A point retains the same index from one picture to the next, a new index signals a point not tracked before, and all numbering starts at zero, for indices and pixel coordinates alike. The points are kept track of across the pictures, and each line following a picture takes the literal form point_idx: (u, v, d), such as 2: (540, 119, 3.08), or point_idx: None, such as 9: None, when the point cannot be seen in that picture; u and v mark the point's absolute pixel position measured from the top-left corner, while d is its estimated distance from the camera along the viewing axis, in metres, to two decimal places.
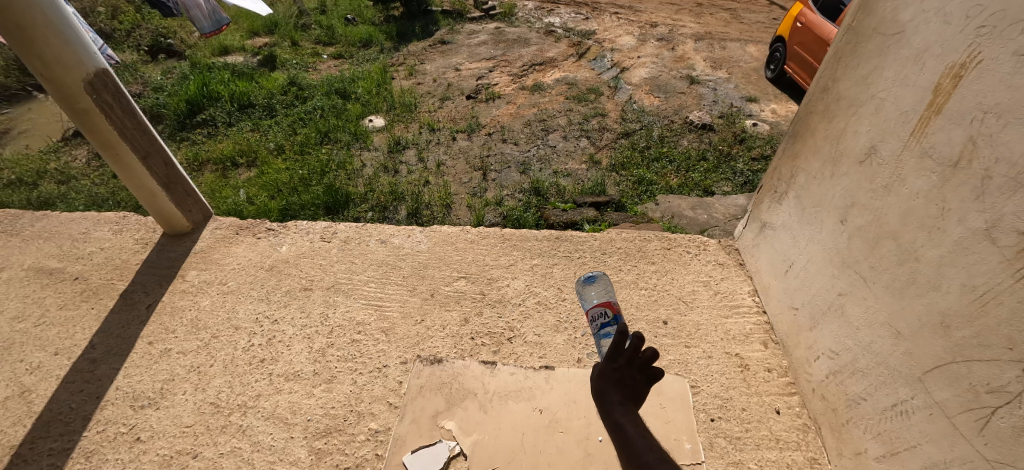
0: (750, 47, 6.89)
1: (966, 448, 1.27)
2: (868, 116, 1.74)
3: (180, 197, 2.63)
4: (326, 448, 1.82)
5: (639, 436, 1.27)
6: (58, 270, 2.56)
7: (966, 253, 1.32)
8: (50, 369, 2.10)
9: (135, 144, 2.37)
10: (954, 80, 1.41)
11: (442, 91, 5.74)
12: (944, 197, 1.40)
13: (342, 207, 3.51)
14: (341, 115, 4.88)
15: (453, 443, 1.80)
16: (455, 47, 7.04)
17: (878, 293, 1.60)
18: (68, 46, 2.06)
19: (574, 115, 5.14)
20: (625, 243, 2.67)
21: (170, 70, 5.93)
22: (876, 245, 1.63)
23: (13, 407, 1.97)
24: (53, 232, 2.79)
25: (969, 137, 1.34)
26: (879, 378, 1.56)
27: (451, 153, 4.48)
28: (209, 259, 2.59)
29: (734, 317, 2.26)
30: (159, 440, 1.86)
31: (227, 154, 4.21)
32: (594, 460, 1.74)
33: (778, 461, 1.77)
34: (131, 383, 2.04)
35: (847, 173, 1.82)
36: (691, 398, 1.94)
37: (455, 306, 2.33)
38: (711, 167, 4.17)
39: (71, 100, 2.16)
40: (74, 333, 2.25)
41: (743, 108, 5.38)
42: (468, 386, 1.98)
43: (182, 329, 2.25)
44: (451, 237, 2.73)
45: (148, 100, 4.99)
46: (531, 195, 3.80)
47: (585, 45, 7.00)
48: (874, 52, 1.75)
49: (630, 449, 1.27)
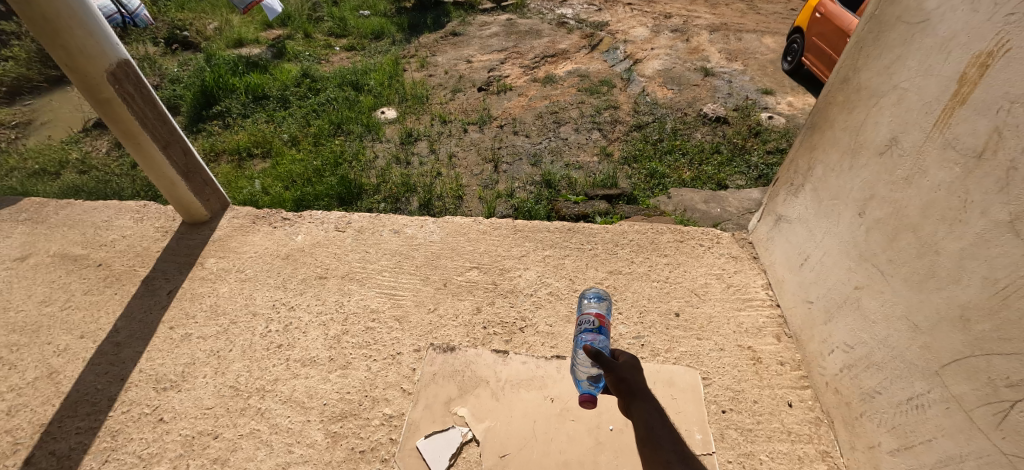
0: (767, 38, 6.78)
1: (983, 442, 1.26)
2: (889, 107, 1.72)
3: (199, 186, 2.68)
4: (342, 431, 1.86)
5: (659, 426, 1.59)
6: (82, 256, 2.63)
7: (988, 246, 1.30)
8: (76, 351, 2.17)
9: (155, 134, 2.42)
10: (980, 70, 1.38)
11: (454, 83, 5.74)
12: (968, 189, 1.38)
13: (355, 198, 3.55)
14: (354, 107, 4.91)
15: (465, 429, 1.84)
16: (467, 39, 7.02)
17: (896, 287, 1.59)
18: (92, 37, 2.10)
19: (586, 107, 5.11)
20: (638, 236, 2.67)
21: (186, 61, 6.00)
22: (895, 237, 1.62)
23: (42, 387, 2.04)
24: (77, 220, 2.86)
25: (995, 128, 1.31)
26: (895, 372, 1.56)
27: (462, 145, 4.49)
28: (226, 248, 2.65)
29: (748, 311, 2.25)
30: (181, 421, 1.92)
31: (242, 144, 4.26)
32: (605, 448, 1.76)
33: (789, 453, 1.78)
34: (154, 367, 2.10)
35: (866, 165, 1.81)
36: (703, 389, 1.95)
37: (468, 296, 2.36)
38: (724, 160, 4.14)
39: (94, 89, 2.20)
40: (98, 317, 2.31)
41: (758, 101, 5.31)
42: (480, 374, 2.01)
43: (201, 315, 2.30)
44: (463, 227, 2.75)
45: (165, 92, 5.12)
46: (543, 187, 3.81)
47: (598, 36, 6.93)
48: (897, 41, 1.72)
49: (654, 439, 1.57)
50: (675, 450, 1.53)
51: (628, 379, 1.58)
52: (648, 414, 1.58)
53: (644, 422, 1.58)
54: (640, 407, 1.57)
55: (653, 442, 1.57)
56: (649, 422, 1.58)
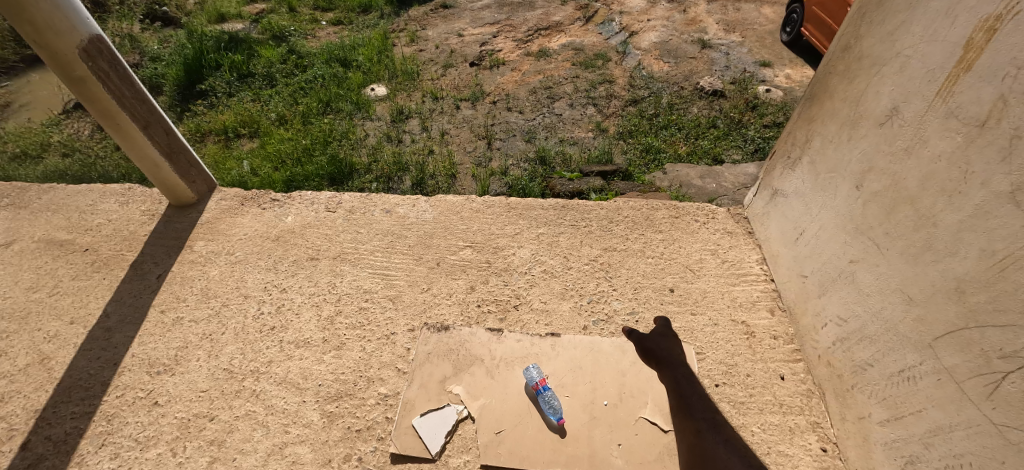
0: (765, 9, 6.63)
1: (972, 412, 1.27)
2: (891, 76, 1.68)
3: (183, 167, 2.63)
4: (338, 411, 1.87)
5: (696, 398, 1.70)
6: (68, 241, 2.59)
7: (988, 217, 1.29)
8: (67, 337, 2.15)
9: (134, 114, 2.35)
10: (987, 34, 1.34)
11: (445, 58, 5.61)
12: (969, 159, 1.35)
13: (346, 178, 3.51)
14: (343, 84, 4.80)
15: (461, 407, 1.84)
16: (458, 12, 6.83)
17: (891, 260, 1.58)
18: (59, 11, 2.01)
19: (580, 82, 5.02)
20: (632, 212, 2.64)
21: (167, 38, 5.83)
22: (892, 210, 1.60)
23: (34, 373, 2.03)
24: (61, 204, 2.81)
25: (1000, 95, 1.28)
26: (887, 344, 1.57)
27: (455, 122, 4.41)
28: (215, 230, 2.61)
29: (742, 285, 2.25)
30: (176, 404, 1.92)
31: (229, 124, 4.17)
32: (599, 423, 1.79)
33: (781, 424, 1.80)
34: (146, 351, 2.09)
35: (865, 136, 1.78)
36: (697, 364, 1.96)
37: (462, 275, 2.34)
38: (721, 134, 4.09)
39: (67, 67, 2.12)
40: (88, 302, 2.29)
41: (755, 73, 5.22)
42: (475, 352, 2.01)
43: (192, 298, 2.28)
44: (456, 206, 2.72)
45: (146, 71, 4.98)
46: (537, 164, 3.76)
47: (593, 8, 6.75)
48: (902, 6, 1.67)
49: (688, 404, 1.68)
50: (705, 418, 1.63)
51: (657, 348, 1.79)
52: (683, 383, 1.72)
53: (680, 390, 1.71)
54: (673, 374, 1.75)
55: (687, 408, 1.68)
56: (684, 390, 1.71)
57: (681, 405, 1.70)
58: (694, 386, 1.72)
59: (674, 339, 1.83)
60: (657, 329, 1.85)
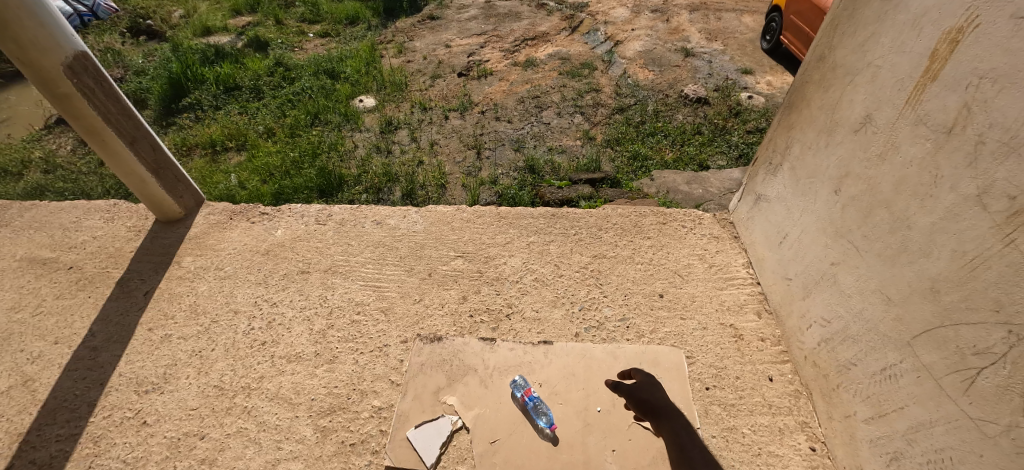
0: (746, 18, 6.79)
1: (951, 408, 1.31)
2: (864, 85, 1.74)
3: (170, 182, 2.61)
4: (331, 425, 1.86)
5: (696, 450, 1.63)
6: (52, 260, 2.55)
7: (957, 219, 1.34)
8: (51, 358, 2.11)
9: (120, 129, 2.33)
10: (951, 46, 1.40)
11: (433, 69, 5.63)
12: (938, 165, 1.41)
13: (336, 189, 3.50)
14: (330, 96, 4.80)
15: (455, 417, 1.85)
16: (445, 23, 6.88)
17: (870, 262, 1.63)
18: (44, 28, 1.99)
19: (567, 91, 5.08)
20: (621, 219, 2.68)
21: (151, 52, 5.78)
22: (869, 214, 1.66)
23: (17, 396, 1.99)
24: (44, 222, 2.76)
25: (964, 103, 1.34)
26: (869, 344, 1.61)
27: (443, 132, 4.44)
28: (204, 245, 2.58)
29: (729, 289, 2.29)
30: (166, 423, 1.89)
31: (216, 137, 4.14)
32: (594, 430, 1.80)
33: (770, 425, 1.83)
34: (134, 370, 2.06)
35: (842, 143, 1.84)
36: (687, 368, 1.99)
37: (454, 285, 2.35)
38: (705, 141, 4.17)
39: (51, 84, 2.10)
40: (72, 321, 2.25)
41: (738, 80, 5.34)
42: (468, 362, 2.01)
43: (181, 315, 2.26)
44: (447, 216, 2.73)
45: (130, 85, 4.93)
46: (526, 173, 3.79)
47: (578, 18, 6.84)
48: (871, 18, 1.73)
49: (689, 455, 1.62)
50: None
51: (650, 397, 1.76)
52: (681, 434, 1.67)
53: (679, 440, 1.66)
54: (668, 423, 1.70)
55: (688, 460, 1.61)
56: (683, 437, 1.66)
57: (681, 457, 1.63)
58: (691, 436, 1.67)
59: (658, 387, 1.82)
60: (645, 379, 1.84)
